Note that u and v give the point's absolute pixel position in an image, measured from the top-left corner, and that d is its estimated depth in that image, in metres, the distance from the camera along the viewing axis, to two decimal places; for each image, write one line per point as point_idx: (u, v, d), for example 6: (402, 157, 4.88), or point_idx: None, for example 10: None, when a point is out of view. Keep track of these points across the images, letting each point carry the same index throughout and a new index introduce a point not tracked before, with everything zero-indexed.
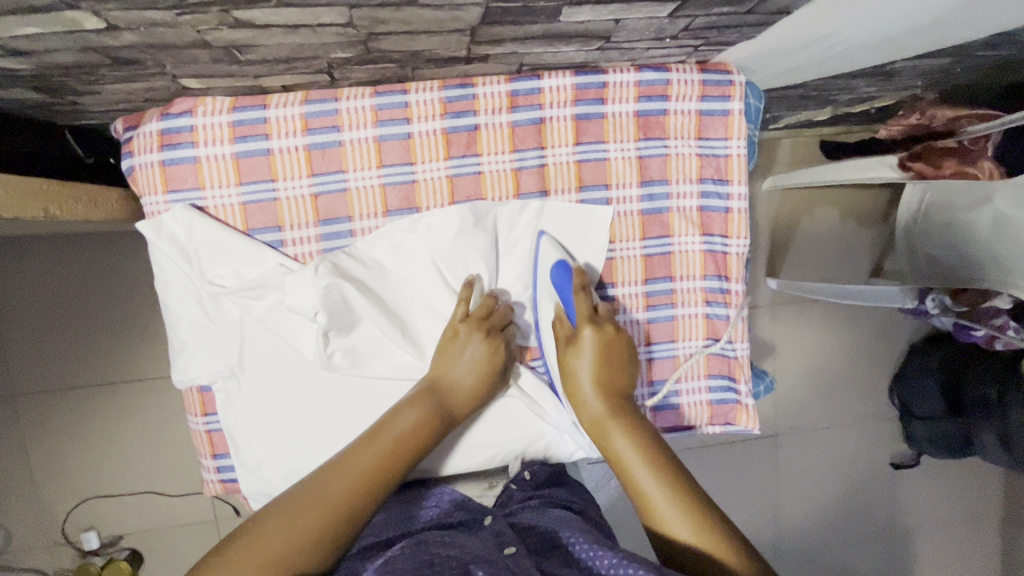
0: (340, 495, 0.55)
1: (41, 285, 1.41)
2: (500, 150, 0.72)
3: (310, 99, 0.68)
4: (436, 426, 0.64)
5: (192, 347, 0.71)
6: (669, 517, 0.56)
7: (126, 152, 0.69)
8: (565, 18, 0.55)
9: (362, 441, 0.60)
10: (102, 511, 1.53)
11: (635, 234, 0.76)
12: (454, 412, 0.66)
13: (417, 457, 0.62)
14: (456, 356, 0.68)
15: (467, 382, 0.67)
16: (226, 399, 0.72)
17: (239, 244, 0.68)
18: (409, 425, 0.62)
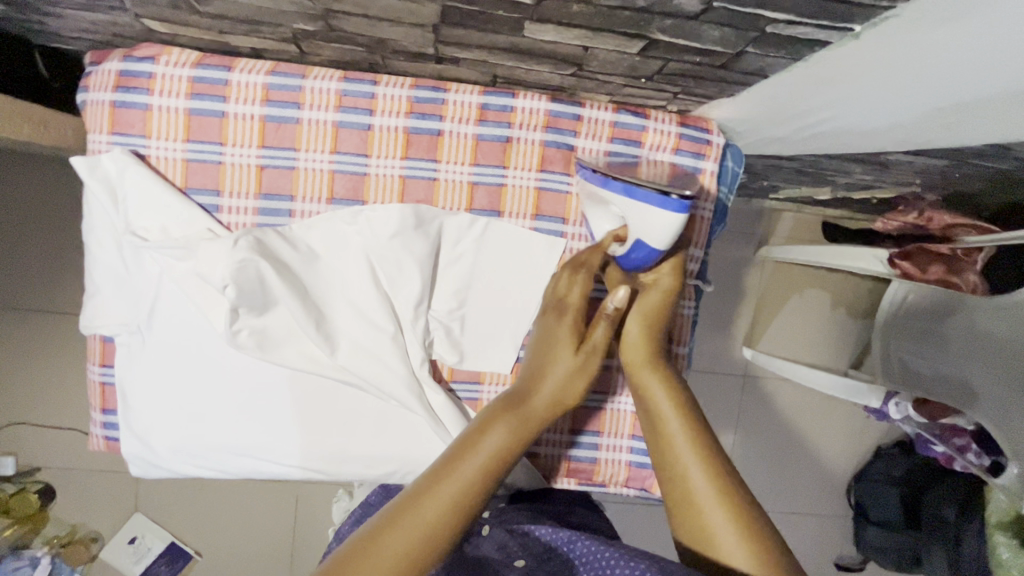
0: (429, 520, 0.50)
1: (19, 203, 1.42)
2: (459, 161, 0.70)
3: (276, 70, 0.67)
4: (521, 443, 0.58)
5: (104, 294, 0.68)
6: (714, 516, 0.54)
7: (81, 86, 0.67)
8: (530, 35, 0.53)
9: (457, 453, 0.55)
10: (26, 438, 1.52)
11: None
12: (535, 409, 0.60)
13: (505, 467, 0.56)
14: (546, 349, 0.64)
15: (548, 383, 0.62)
16: (126, 353, 0.68)
17: (169, 200, 0.65)
18: (498, 441, 0.56)
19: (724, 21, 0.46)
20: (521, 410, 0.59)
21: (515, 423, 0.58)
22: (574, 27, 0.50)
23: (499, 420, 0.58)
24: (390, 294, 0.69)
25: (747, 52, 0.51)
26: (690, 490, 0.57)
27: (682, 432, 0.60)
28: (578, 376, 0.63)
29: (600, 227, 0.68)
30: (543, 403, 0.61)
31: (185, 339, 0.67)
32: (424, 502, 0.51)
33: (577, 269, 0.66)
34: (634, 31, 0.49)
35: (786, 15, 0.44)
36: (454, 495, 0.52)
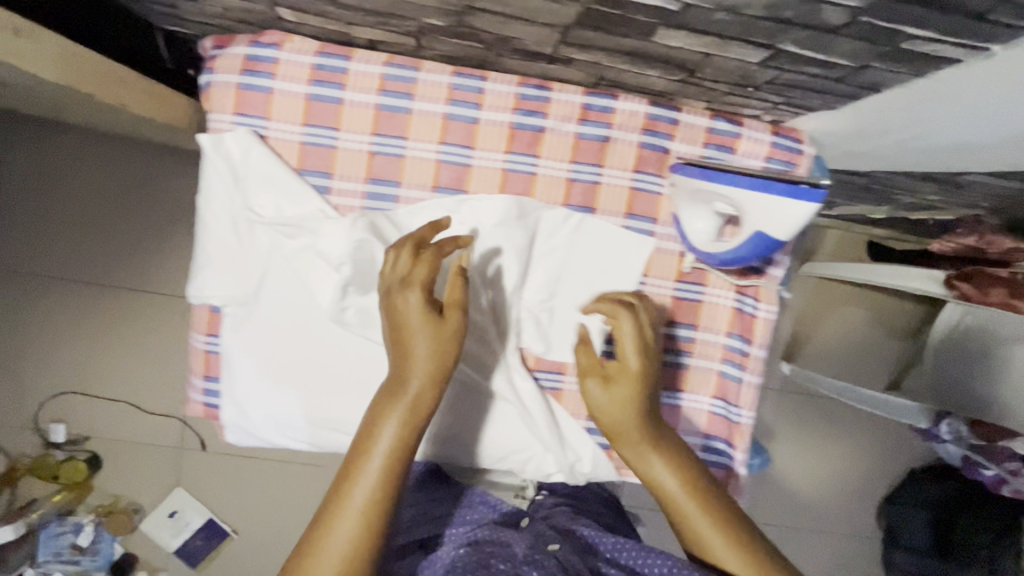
0: (346, 540, 0.57)
1: (91, 180, 1.49)
2: (559, 157, 0.72)
3: (392, 62, 0.70)
4: (411, 427, 0.61)
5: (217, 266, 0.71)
6: (703, 529, 0.62)
7: (207, 67, 0.71)
8: (658, 40, 0.56)
9: (351, 471, 0.60)
10: (75, 408, 1.56)
11: (671, 274, 0.75)
12: (415, 398, 0.61)
13: (404, 463, 0.60)
14: (404, 332, 0.61)
15: (416, 363, 0.61)
16: (231, 324, 0.71)
17: (286, 180, 0.68)
18: (395, 432, 0.60)
19: (861, 34, 0.48)
20: (399, 398, 0.61)
21: (403, 411, 0.60)
22: (707, 33, 0.52)
23: (387, 413, 0.60)
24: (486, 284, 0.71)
25: (871, 65, 0.53)
26: (682, 513, 0.63)
27: (663, 464, 0.64)
28: (439, 349, 0.62)
29: (692, 224, 0.69)
30: (419, 383, 0.61)
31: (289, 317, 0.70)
32: (341, 504, 0.58)
33: (408, 243, 0.64)
34: (766, 40, 0.52)
35: (927, 32, 0.46)
36: (369, 494, 0.58)
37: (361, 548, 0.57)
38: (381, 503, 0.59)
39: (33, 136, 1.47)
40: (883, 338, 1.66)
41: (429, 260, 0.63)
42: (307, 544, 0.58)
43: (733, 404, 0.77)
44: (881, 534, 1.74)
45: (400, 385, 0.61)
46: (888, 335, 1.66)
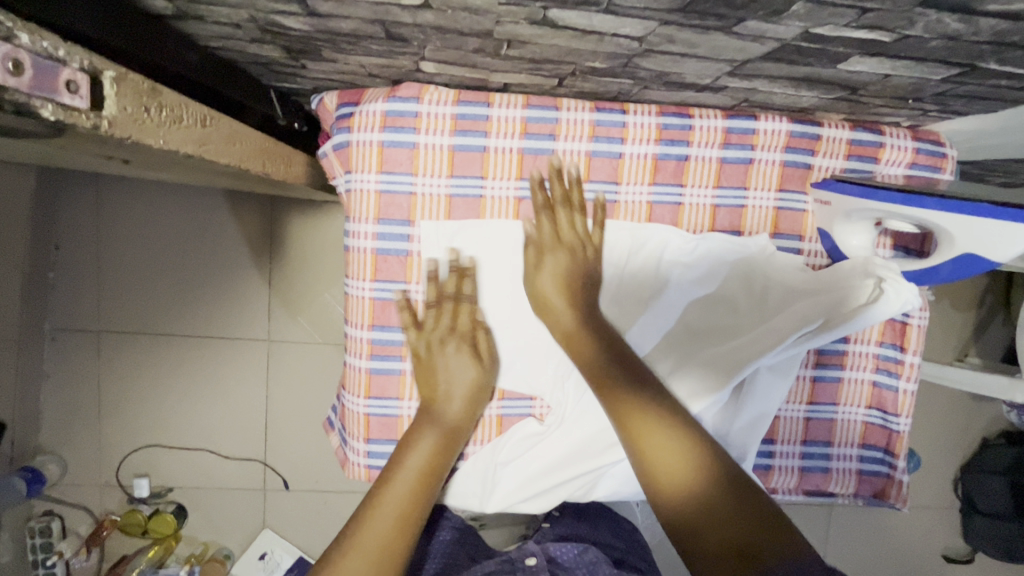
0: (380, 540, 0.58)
1: (150, 230, 1.48)
2: (704, 184, 0.71)
3: (532, 103, 0.68)
4: (445, 451, 0.65)
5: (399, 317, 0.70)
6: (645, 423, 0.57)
7: (342, 126, 0.69)
8: (842, 66, 0.55)
9: (385, 481, 0.62)
10: (156, 460, 1.55)
11: None
12: (453, 423, 0.67)
13: (437, 477, 0.64)
14: (438, 369, 0.67)
15: (455, 402, 0.67)
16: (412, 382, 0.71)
17: (466, 229, 0.69)
18: (426, 454, 0.64)
19: None
20: (436, 419, 0.66)
21: (439, 435, 0.66)
22: (905, 57, 0.51)
23: (421, 433, 0.65)
24: (699, 327, 0.72)
25: None
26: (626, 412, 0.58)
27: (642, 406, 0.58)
28: (479, 392, 0.68)
29: (847, 241, 0.70)
30: (458, 410, 0.67)
31: (512, 366, 0.72)
32: (377, 509, 0.59)
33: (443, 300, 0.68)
34: (969, 60, 0.51)
35: None
36: (403, 495, 0.61)
37: (381, 554, 0.57)
38: (410, 508, 0.61)
39: (95, 192, 1.46)
40: (948, 311, 1.67)
41: (470, 311, 0.69)
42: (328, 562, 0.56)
43: (889, 413, 0.77)
44: (960, 503, 1.76)
45: (437, 414, 0.66)
46: (953, 308, 1.67)
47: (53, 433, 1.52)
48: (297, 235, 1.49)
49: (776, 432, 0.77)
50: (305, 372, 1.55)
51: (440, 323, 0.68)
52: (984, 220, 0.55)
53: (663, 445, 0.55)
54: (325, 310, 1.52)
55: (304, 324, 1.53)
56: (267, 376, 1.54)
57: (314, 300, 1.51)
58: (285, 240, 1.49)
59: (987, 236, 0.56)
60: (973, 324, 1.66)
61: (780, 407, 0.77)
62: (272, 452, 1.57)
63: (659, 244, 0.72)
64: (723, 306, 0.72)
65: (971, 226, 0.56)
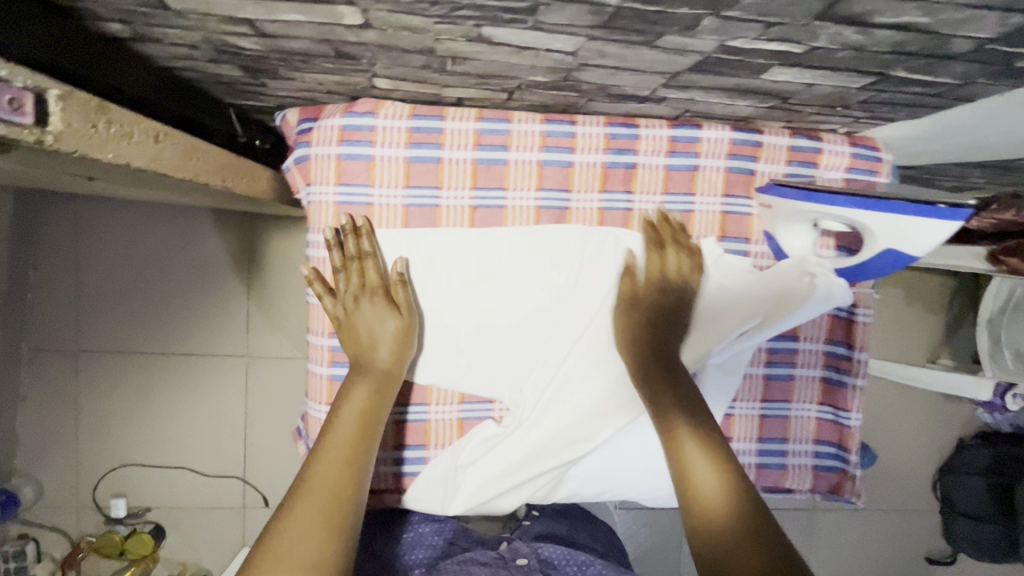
0: (328, 487, 0.57)
1: (129, 249, 1.49)
2: (652, 191, 0.74)
3: (484, 116, 0.71)
4: (379, 400, 0.66)
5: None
6: (685, 449, 0.62)
7: (302, 141, 0.72)
8: (766, 76, 0.58)
9: (327, 433, 0.62)
10: (134, 479, 1.54)
11: None
12: (382, 367, 0.67)
13: (377, 422, 0.64)
14: (357, 324, 0.68)
15: (382, 348, 0.68)
16: None
17: (423, 237, 0.71)
18: (362, 400, 0.65)
19: (979, 57, 0.50)
20: (366, 368, 0.67)
21: (372, 381, 0.66)
22: (820, 67, 0.55)
23: (353, 382, 0.66)
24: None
25: (974, 82, 0.56)
26: (679, 456, 0.62)
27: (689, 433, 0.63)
28: (405, 340, 0.69)
29: (789, 242, 0.73)
30: (386, 360, 0.67)
31: (471, 370, 0.73)
32: (322, 460, 0.60)
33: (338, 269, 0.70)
34: (880, 69, 0.54)
35: None
36: (345, 442, 0.61)
37: (332, 497, 0.57)
38: (355, 452, 0.61)
39: (73, 212, 1.47)
40: (919, 314, 1.70)
41: (376, 266, 0.70)
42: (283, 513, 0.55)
43: (840, 408, 0.80)
44: (939, 505, 1.78)
45: (369, 364, 0.67)
46: (924, 310, 1.70)
47: (30, 454, 1.51)
48: (275, 251, 1.50)
49: (732, 430, 0.80)
50: (284, 388, 1.55)
51: (351, 283, 0.69)
52: (914, 219, 0.58)
53: (697, 467, 0.60)
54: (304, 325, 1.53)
55: (284, 339, 1.53)
56: (245, 392, 1.54)
57: (293, 316, 1.53)
58: (264, 257, 1.50)
59: (912, 233, 0.59)
60: (944, 327, 1.69)
61: (735, 406, 0.79)
62: (252, 469, 1.57)
63: (612, 248, 0.74)
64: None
65: (893, 223, 0.60)
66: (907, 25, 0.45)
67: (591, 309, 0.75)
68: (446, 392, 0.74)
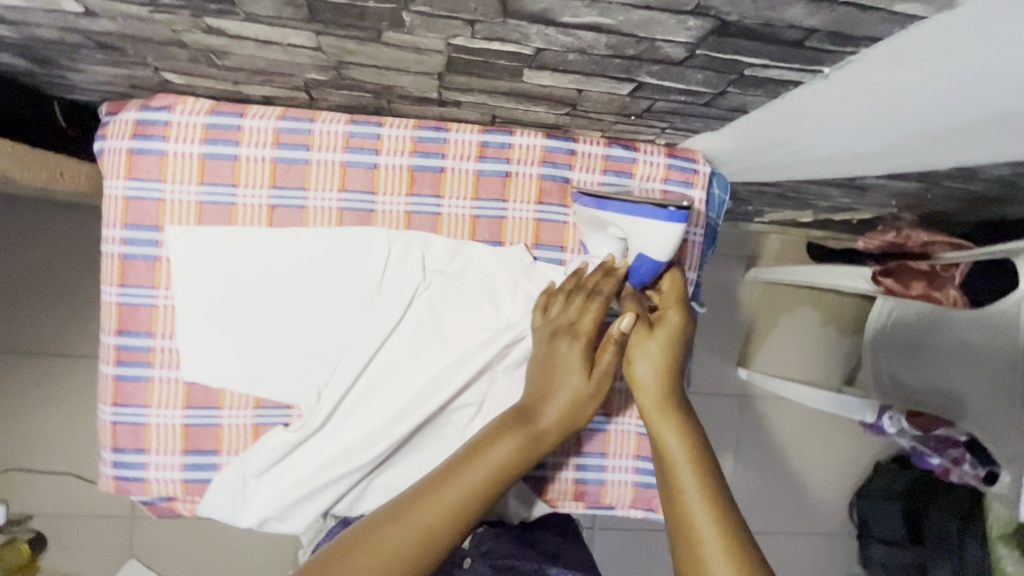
0: (431, 523, 0.56)
1: (23, 246, 1.47)
2: (461, 196, 0.74)
3: (287, 115, 0.70)
4: (527, 456, 0.63)
5: (147, 323, 0.70)
6: (695, 507, 0.56)
7: (99, 134, 0.70)
8: (528, 80, 0.58)
9: (443, 470, 0.60)
10: (20, 484, 1.50)
11: None
12: (541, 430, 0.64)
13: (503, 482, 0.61)
14: (557, 369, 0.66)
15: (549, 409, 0.65)
16: (157, 388, 0.70)
17: (215, 235, 0.70)
18: (506, 452, 0.61)
19: (706, 64, 0.50)
20: (528, 425, 0.64)
21: (521, 436, 0.62)
22: (567, 71, 0.54)
23: (502, 432, 0.62)
24: (457, 335, 0.74)
25: (727, 91, 0.56)
26: (674, 466, 0.60)
27: (692, 476, 0.59)
28: (583, 399, 0.66)
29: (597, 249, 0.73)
30: (552, 416, 0.65)
31: (266, 373, 0.71)
32: (439, 496, 0.57)
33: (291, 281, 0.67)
34: (625, 74, 0.54)
35: (762, 59, 0.48)
36: (461, 492, 0.58)
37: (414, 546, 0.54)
38: (461, 499, 0.57)
39: None
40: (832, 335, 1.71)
41: (598, 311, 0.67)
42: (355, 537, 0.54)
43: None
44: (855, 528, 1.76)
45: (529, 423, 0.64)
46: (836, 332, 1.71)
47: None
48: None
49: (548, 443, 0.78)
50: None
51: (568, 310, 0.68)
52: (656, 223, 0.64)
53: (703, 527, 0.55)
54: None
55: None
56: None
57: None
58: None
59: (658, 237, 0.65)
60: None
61: None
62: None
63: (416, 252, 0.73)
64: (479, 314, 0.74)
65: (645, 226, 0.65)
66: (601, 27, 0.45)
67: (395, 314, 0.73)
68: (240, 396, 0.72)
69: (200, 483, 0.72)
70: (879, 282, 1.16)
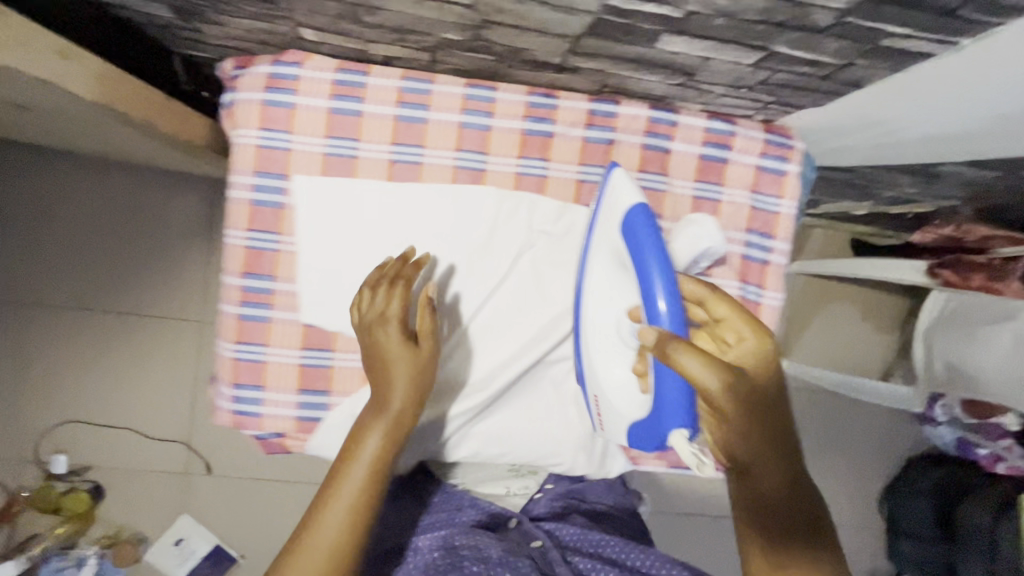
0: (339, 521, 0.63)
1: (88, 205, 1.51)
2: (568, 161, 0.77)
3: (408, 76, 0.74)
4: (393, 442, 0.68)
5: (271, 266, 0.74)
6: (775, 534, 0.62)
7: (230, 87, 0.74)
8: (660, 46, 0.61)
9: (340, 469, 0.66)
10: (76, 437, 1.54)
11: (733, 274, 0.80)
12: (400, 412, 0.68)
13: (383, 472, 0.67)
14: (388, 359, 0.68)
15: (398, 391, 0.68)
16: (278, 329, 0.75)
17: (340, 186, 0.74)
18: (376, 446, 0.67)
19: (847, 33, 0.53)
20: (384, 411, 0.68)
21: (384, 426, 0.67)
22: (706, 37, 0.57)
23: (368, 430, 0.67)
24: (560, 293, 0.79)
25: (854, 63, 0.59)
26: (762, 501, 0.63)
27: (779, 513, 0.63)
28: (417, 370, 0.69)
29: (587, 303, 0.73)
30: (402, 399, 0.68)
31: None
32: (334, 502, 0.64)
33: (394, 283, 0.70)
34: (760, 42, 0.57)
35: (904, 29, 0.51)
36: (354, 493, 0.65)
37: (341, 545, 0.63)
38: (364, 496, 0.65)
39: (36, 164, 1.48)
40: (870, 331, 1.73)
41: (404, 293, 0.70)
42: (297, 536, 0.63)
43: None
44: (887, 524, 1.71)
45: (382, 408, 0.68)
46: (875, 328, 1.73)
47: None
48: None
49: None
50: None
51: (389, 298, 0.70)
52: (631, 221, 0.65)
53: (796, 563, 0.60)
54: None
55: None
56: (197, 358, 1.56)
57: None
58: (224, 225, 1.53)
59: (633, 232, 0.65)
60: (893, 344, 1.72)
61: None
62: (197, 435, 1.57)
63: (524, 212, 0.77)
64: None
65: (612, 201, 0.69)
66: None
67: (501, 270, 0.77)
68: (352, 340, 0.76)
69: (312, 421, 0.76)
70: (938, 274, 1.16)
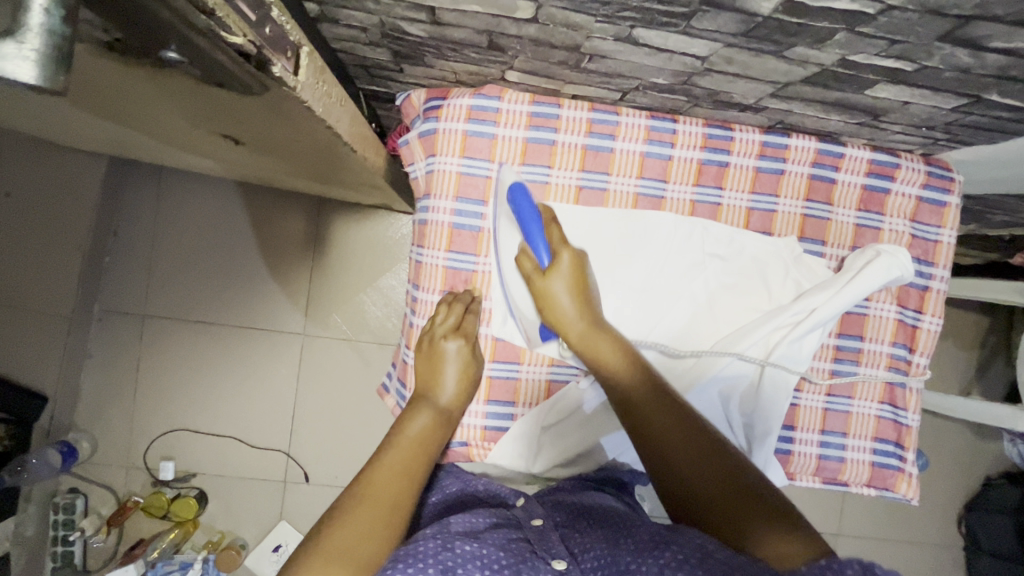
0: (384, 490, 0.63)
1: (202, 222, 1.58)
2: (740, 189, 0.83)
3: (596, 108, 0.80)
4: (441, 427, 0.75)
5: (467, 284, 0.83)
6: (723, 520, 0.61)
7: (430, 117, 0.80)
8: (869, 92, 0.65)
9: (386, 450, 0.69)
10: (183, 445, 1.59)
11: (891, 298, 0.86)
12: (448, 407, 0.77)
13: (430, 450, 0.71)
14: (438, 364, 0.78)
15: (449, 386, 0.77)
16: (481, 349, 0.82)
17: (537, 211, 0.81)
18: (422, 427, 0.73)
19: None
20: (434, 403, 0.76)
21: (434, 414, 0.75)
22: (921, 87, 0.62)
23: (419, 411, 0.75)
24: (729, 312, 0.83)
25: None
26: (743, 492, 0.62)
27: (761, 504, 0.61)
28: (467, 376, 0.79)
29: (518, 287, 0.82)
30: (451, 394, 0.77)
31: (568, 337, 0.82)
32: (375, 476, 0.64)
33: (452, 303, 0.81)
34: (974, 92, 0.61)
35: None
36: (393, 466, 0.66)
37: (376, 511, 0.60)
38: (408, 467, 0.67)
39: (159, 183, 1.57)
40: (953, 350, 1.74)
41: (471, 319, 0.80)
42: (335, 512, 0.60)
43: (900, 408, 0.87)
44: (964, 540, 1.72)
45: (432, 399, 0.76)
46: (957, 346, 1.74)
47: (90, 412, 1.58)
48: (342, 236, 1.58)
49: (797, 420, 0.87)
50: (336, 368, 1.61)
51: (446, 319, 0.80)
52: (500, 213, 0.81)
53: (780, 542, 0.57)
54: (360, 310, 1.60)
55: (338, 318, 1.60)
56: (298, 368, 1.60)
57: (350, 299, 1.60)
58: (329, 241, 1.58)
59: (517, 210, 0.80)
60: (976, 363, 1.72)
61: (802, 397, 0.86)
62: (296, 445, 1.61)
63: (699, 235, 0.82)
64: (754, 295, 0.83)
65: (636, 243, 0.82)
66: (1013, 49, 0.52)
67: (681, 291, 0.83)
68: (537, 354, 0.83)
69: (497, 431, 0.84)
70: None
